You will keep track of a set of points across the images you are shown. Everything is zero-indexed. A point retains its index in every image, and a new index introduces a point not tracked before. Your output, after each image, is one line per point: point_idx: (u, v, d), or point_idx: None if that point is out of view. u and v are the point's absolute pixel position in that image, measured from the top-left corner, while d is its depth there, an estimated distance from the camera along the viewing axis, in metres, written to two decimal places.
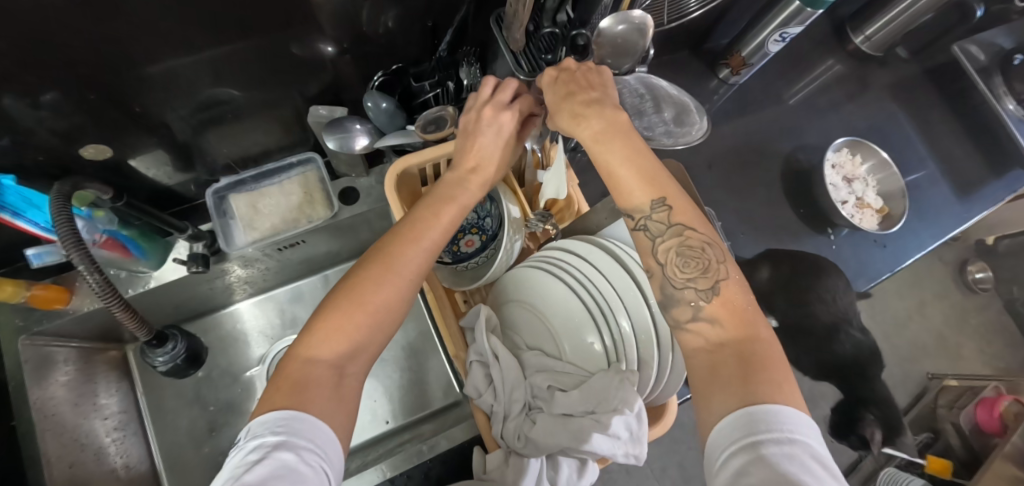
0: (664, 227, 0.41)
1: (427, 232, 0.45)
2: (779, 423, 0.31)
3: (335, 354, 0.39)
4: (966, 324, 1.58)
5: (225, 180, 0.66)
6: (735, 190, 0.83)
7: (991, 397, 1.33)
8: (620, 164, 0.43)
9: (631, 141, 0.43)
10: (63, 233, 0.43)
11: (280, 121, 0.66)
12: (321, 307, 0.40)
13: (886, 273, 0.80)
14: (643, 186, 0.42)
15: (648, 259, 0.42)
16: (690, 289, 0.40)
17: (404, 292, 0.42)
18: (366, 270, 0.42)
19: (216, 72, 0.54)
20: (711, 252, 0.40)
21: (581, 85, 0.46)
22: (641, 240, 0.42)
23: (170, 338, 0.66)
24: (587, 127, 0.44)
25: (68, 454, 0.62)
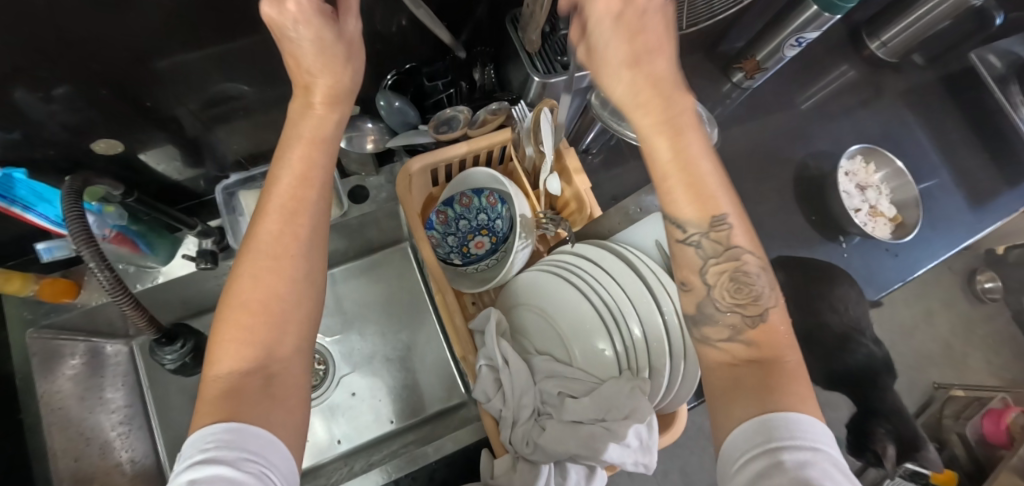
0: (720, 248, 0.38)
1: (286, 188, 0.38)
2: (801, 431, 0.30)
3: (244, 364, 0.35)
4: (973, 334, 1.57)
5: (235, 176, 0.66)
6: (747, 196, 0.82)
7: (997, 409, 1.31)
8: (675, 162, 0.38)
9: (689, 138, 0.38)
10: (74, 228, 0.42)
11: (291, 118, 0.66)
12: (213, 321, 0.37)
13: (897, 283, 0.79)
14: (697, 198, 0.38)
15: (690, 274, 0.40)
16: (736, 314, 0.38)
17: (287, 268, 0.37)
18: (241, 261, 0.37)
19: (227, 67, 0.53)
20: (763, 280, 0.38)
21: (646, 53, 0.38)
22: (689, 256, 0.39)
23: (179, 337, 0.65)
24: (646, 116, 0.38)
25: (73, 448, 0.63)
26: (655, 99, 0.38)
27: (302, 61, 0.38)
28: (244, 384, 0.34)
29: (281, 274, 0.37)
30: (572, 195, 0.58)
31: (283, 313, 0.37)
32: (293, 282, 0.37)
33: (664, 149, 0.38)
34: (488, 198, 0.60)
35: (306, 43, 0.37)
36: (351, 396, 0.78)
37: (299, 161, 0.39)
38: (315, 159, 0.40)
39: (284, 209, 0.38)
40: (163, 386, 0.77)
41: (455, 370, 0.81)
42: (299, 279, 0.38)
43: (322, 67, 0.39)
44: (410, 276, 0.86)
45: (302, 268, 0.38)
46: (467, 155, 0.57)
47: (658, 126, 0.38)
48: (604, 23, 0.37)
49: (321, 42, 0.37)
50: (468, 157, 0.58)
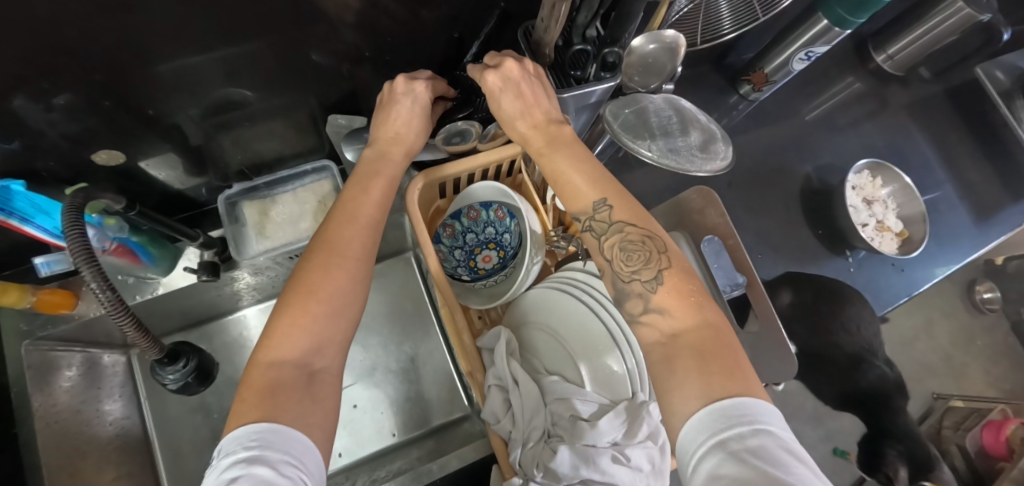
0: (607, 225, 0.42)
1: (363, 208, 0.46)
2: (742, 415, 0.31)
3: (296, 352, 0.38)
4: (973, 345, 1.57)
5: (237, 186, 0.64)
6: (754, 209, 0.81)
7: (997, 420, 1.31)
8: (568, 167, 0.45)
9: (577, 149, 0.46)
10: (73, 245, 0.41)
11: (295, 126, 0.65)
12: (275, 309, 0.40)
13: (903, 297, 0.79)
14: (588, 188, 0.44)
15: (598, 258, 0.44)
16: (637, 281, 0.40)
17: (355, 273, 0.42)
18: (312, 260, 0.42)
19: (233, 75, 0.52)
20: (653, 242, 0.41)
21: (529, 100, 0.47)
22: (587, 240, 0.43)
23: (182, 355, 0.63)
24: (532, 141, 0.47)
25: (68, 463, 0.61)
26: (541, 133, 0.47)
27: (396, 117, 0.50)
28: (287, 378, 0.37)
29: (347, 274, 0.42)
30: None
31: (342, 307, 0.41)
32: (353, 282, 0.42)
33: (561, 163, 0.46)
34: (496, 212, 0.59)
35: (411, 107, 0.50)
36: (353, 408, 0.77)
37: (375, 188, 0.47)
38: (388, 188, 0.48)
39: (352, 222, 0.45)
40: (160, 398, 0.75)
41: (459, 384, 0.80)
42: (358, 282, 0.43)
43: (407, 124, 0.50)
44: (413, 287, 0.85)
45: (361, 272, 0.43)
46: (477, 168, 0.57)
47: (545, 147, 0.46)
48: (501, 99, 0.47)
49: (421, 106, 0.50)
50: (477, 170, 0.58)
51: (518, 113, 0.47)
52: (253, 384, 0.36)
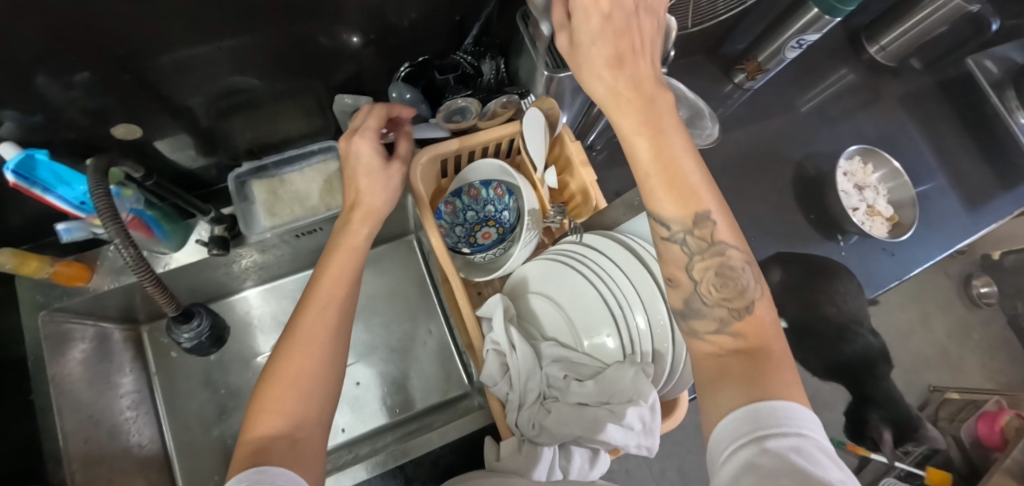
0: (702, 244, 0.39)
1: (328, 289, 0.47)
2: (788, 418, 0.32)
3: (275, 429, 0.40)
4: (969, 338, 1.59)
5: (248, 165, 0.67)
6: (748, 194, 0.83)
7: (992, 411, 1.32)
8: (652, 151, 0.40)
9: (672, 134, 0.40)
10: (102, 209, 0.43)
11: (302, 109, 0.67)
12: (254, 396, 0.42)
13: (894, 281, 0.80)
14: (677, 192, 0.39)
15: (676, 271, 0.41)
16: (723, 308, 0.39)
17: (321, 352, 0.44)
18: (280, 347, 0.44)
19: (243, 64, 0.55)
20: (746, 273, 0.39)
21: (630, 54, 0.41)
22: (675, 253, 0.40)
23: (195, 315, 0.66)
24: (627, 113, 0.40)
25: (83, 430, 0.63)
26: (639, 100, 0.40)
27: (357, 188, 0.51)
28: (271, 446, 0.39)
29: (313, 355, 0.43)
30: (577, 185, 0.60)
31: (311, 385, 0.42)
32: (324, 359, 0.44)
33: (646, 146, 0.40)
34: (494, 192, 0.62)
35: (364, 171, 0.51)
36: (356, 385, 0.80)
37: (337, 264, 0.49)
38: (352, 260, 0.49)
39: (319, 303, 0.46)
40: (169, 373, 0.78)
41: (459, 360, 0.82)
42: (329, 358, 0.44)
43: (367, 188, 0.51)
44: (415, 269, 0.87)
45: (327, 349, 0.44)
46: (476, 146, 0.58)
47: (641, 120, 0.40)
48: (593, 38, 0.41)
49: (372, 165, 0.51)
50: (477, 148, 0.59)
51: (611, 72, 0.41)
52: (242, 455, 0.38)
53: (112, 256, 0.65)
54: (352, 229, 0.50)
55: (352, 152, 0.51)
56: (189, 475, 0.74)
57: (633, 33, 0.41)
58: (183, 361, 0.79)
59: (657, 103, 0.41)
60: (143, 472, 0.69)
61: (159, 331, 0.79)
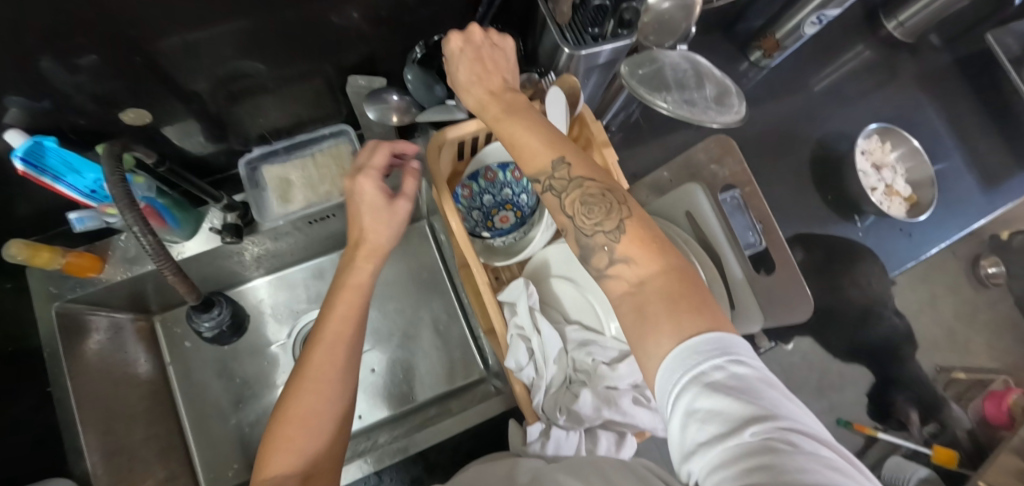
0: (567, 182, 0.42)
1: (336, 328, 0.47)
2: (714, 348, 0.32)
3: (289, 468, 0.41)
4: (977, 319, 1.59)
5: (258, 151, 0.66)
6: (764, 175, 0.82)
7: (998, 391, 1.35)
8: (522, 130, 0.44)
9: (531, 114, 0.45)
10: (117, 194, 0.42)
11: (314, 95, 0.65)
12: (267, 433, 0.43)
13: (911, 262, 0.80)
14: (545, 148, 0.43)
15: (560, 217, 0.43)
16: (600, 234, 0.40)
17: (330, 394, 0.44)
18: (291, 387, 0.45)
19: (252, 49, 0.54)
20: (612, 195, 0.40)
21: (489, 69, 0.48)
22: (550, 201, 0.42)
23: (215, 303, 0.65)
24: (489, 108, 0.46)
25: (102, 420, 0.63)
26: (496, 99, 0.47)
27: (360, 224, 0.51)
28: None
29: (322, 396, 0.44)
30: None
31: (322, 427, 0.43)
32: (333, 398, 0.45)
33: (514, 127, 0.45)
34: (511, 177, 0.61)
35: (365, 210, 0.51)
36: (371, 373, 0.79)
37: (344, 303, 0.48)
38: (359, 298, 0.49)
39: (327, 342, 0.46)
40: (185, 362, 0.78)
41: (473, 346, 0.82)
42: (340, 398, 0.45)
43: (372, 227, 0.50)
44: (428, 255, 0.86)
45: (336, 390, 0.45)
46: (494, 127, 0.56)
47: (500, 110, 0.46)
48: (460, 66, 0.48)
49: (375, 204, 0.50)
50: (495, 129, 0.57)
51: (475, 80, 0.48)
52: None
53: (124, 246, 0.64)
54: (358, 267, 0.50)
55: (356, 191, 0.51)
56: (208, 464, 0.74)
57: (482, 54, 0.48)
58: (197, 351, 0.78)
59: (515, 100, 0.47)
60: (162, 461, 0.69)
61: (171, 321, 0.78)
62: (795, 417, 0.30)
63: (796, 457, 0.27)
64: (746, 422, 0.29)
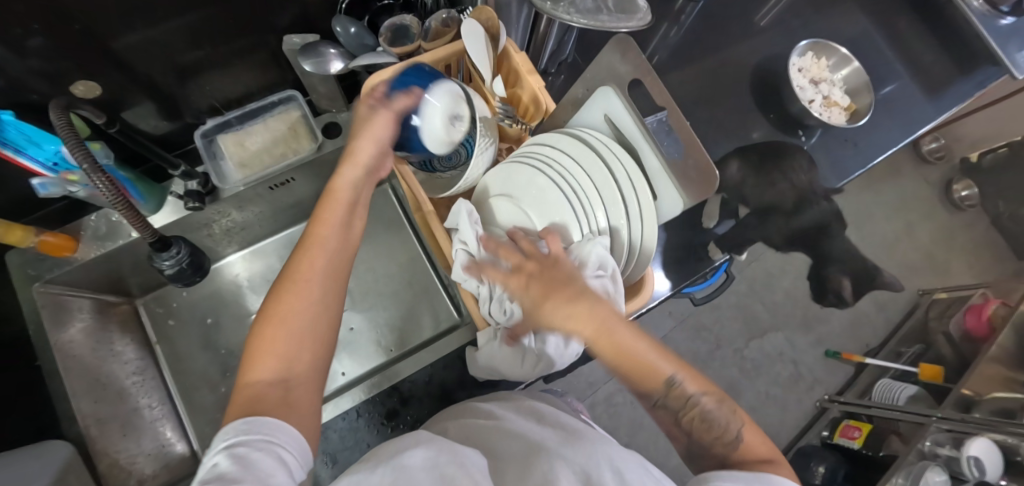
0: (681, 402, 0.41)
1: (323, 233, 0.46)
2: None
3: (269, 375, 0.39)
4: (954, 242, 1.62)
5: (212, 122, 0.69)
6: (706, 103, 0.83)
7: (979, 304, 1.35)
8: (614, 358, 0.42)
9: (625, 331, 0.42)
10: (65, 135, 0.45)
11: (258, 65, 0.68)
12: (245, 342, 0.41)
13: (858, 171, 0.81)
14: (645, 375, 0.41)
15: (672, 428, 0.43)
16: (719, 449, 0.40)
17: (320, 297, 0.43)
18: (273, 292, 0.43)
19: (190, 23, 0.56)
20: (725, 410, 0.41)
21: (557, 284, 0.44)
22: (663, 417, 0.43)
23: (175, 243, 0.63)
24: (582, 326, 0.42)
25: (92, 394, 0.66)
26: (586, 308, 0.42)
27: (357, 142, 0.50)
28: (265, 396, 0.38)
29: (305, 297, 0.42)
30: (528, 94, 0.62)
31: (304, 333, 0.41)
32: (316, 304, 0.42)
33: (605, 351, 0.42)
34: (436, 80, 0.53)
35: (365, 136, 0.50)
36: (350, 331, 0.84)
37: (332, 213, 0.47)
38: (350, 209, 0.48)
39: (311, 248, 0.45)
40: (170, 340, 0.81)
41: (444, 293, 0.86)
42: (326, 306, 0.43)
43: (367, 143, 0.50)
44: (393, 215, 0.90)
45: (321, 293, 0.43)
46: (425, 68, 0.60)
47: (591, 329, 0.42)
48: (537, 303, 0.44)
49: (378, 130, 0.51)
50: None
51: (543, 296, 0.44)
52: (235, 402, 0.38)
53: (94, 225, 0.67)
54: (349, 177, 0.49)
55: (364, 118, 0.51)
56: (200, 431, 0.78)
57: (557, 279, 0.44)
58: (181, 328, 0.82)
59: (602, 305, 0.43)
60: (154, 429, 0.73)
61: (155, 302, 0.82)
62: None
63: None
64: None
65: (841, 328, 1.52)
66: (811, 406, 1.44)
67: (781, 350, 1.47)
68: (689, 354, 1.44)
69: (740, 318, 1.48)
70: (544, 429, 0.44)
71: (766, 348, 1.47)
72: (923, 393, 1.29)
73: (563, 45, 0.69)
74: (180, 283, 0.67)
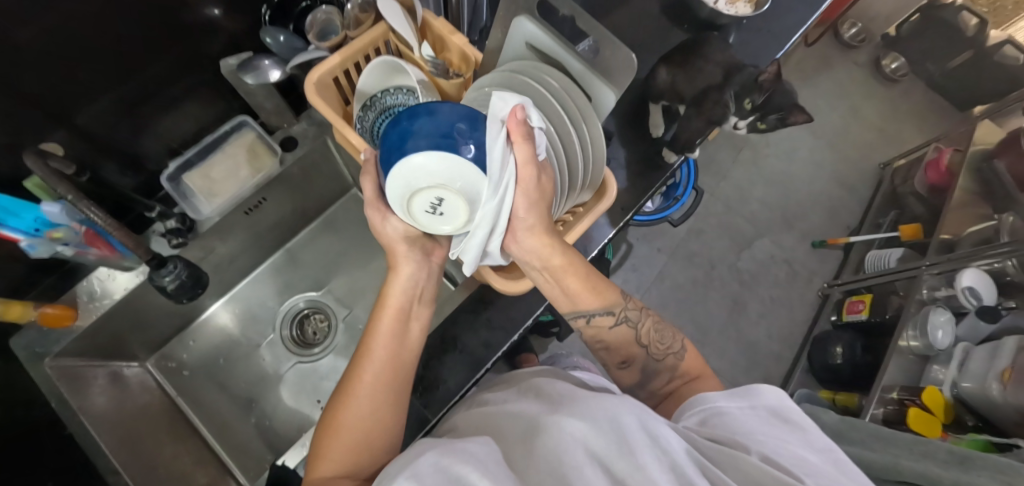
0: (637, 313, 0.59)
1: (382, 344, 0.50)
2: (752, 397, 0.46)
3: (336, 469, 0.46)
4: (899, 111, 1.71)
5: (173, 164, 0.72)
6: (627, 26, 0.88)
7: (934, 158, 1.40)
8: (576, 283, 0.56)
9: (581, 265, 0.56)
10: (39, 168, 0.51)
11: (201, 100, 0.71)
12: (317, 437, 0.49)
13: (777, 53, 0.89)
14: (597, 298, 0.57)
15: (633, 347, 0.59)
16: (668, 358, 0.58)
17: (379, 406, 0.49)
18: (337, 398, 0.50)
19: (135, 72, 0.60)
20: (671, 341, 0.59)
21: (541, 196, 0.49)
22: (626, 332, 0.59)
23: (169, 260, 0.65)
24: (553, 255, 0.53)
25: (130, 450, 0.67)
26: (553, 243, 0.52)
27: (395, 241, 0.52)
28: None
29: (364, 403, 0.48)
30: (456, 53, 0.66)
31: (369, 438, 0.48)
32: (369, 412, 0.48)
33: (571, 280, 0.56)
34: (421, 142, 0.43)
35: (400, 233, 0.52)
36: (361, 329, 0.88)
37: (384, 319, 0.52)
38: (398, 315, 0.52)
39: (364, 357, 0.50)
40: (190, 388, 0.83)
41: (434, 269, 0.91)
42: (379, 415, 0.48)
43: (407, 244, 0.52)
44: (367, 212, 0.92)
45: (377, 402, 0.49)
46: (357, 55, 0.64)
47: (558, 257, 0.53)
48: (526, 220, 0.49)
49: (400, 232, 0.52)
50: (359, 56, 0.65)
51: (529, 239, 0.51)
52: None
53: (87, 288, 0.69)
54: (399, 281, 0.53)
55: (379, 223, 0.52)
56: (244, 464, 0.79)
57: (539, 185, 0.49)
58: (197, 375, 0.84)
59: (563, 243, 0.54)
60: (200, 470, 0.74)
61: (165, 359, 0.83)
62: (782, 438, 0.41)
63: (768, 440, 0.41)
64: (743, 419, 0.44)
65: (820, 218, 1.58)
66: (814, 297, 1.50)
67: (773, 253, 1.53)
68: (688, 282, 1.49)
69: (726, 235, 1.53)
70: (534, 405, 0.48)
71: (757, 256, 1.52)
72: (908, 251, 1.35)
73: (477, 11, 0.74)
74: (183, 299, 0.69)
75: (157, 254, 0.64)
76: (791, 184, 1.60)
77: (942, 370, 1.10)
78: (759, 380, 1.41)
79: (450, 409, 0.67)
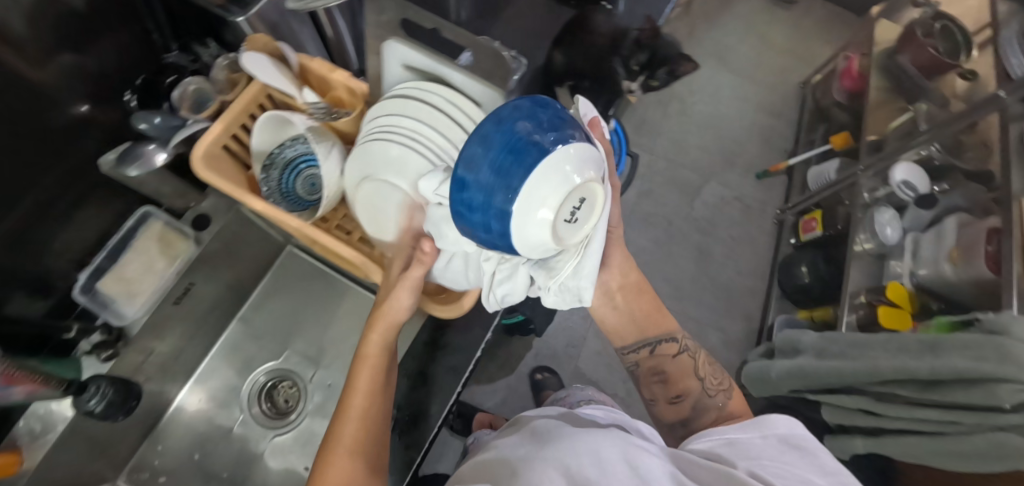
0: (695, 349, 0.68)
1: (359, 400, 0.52)
2: (767, 426, 0.52)
3: None
4: (804, 29, 1.77)
5: (83, 275, 0.67)
6: None
7: (845, 67, 1.49)
8: (643, 305, 0.68)
9: (648, 295, 0.68)
10: None
11: (94, 200, 0.67)
12: None
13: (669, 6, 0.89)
14: (660, 322, 0.67)
15: (689, 380, 0.65)
16: (721, 394, 0.64)
17: (361, 462, 0.51)
18: (321, 458, 0.51)
19: (13, 193, 0.55)
20: (724, 382, 0.66)
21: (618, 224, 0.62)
22: (685, 362, 0.66)
23: (90, 382, 0.62)
24: (631, 275, 0.66)
25: None
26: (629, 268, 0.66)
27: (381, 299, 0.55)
28: None
29: (345, 462, 0.50)
30: (343, 90, 0.64)
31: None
32: (351, 469, 0.50)
33: (642, 302, 0.68)
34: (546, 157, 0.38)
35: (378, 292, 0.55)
36: (330, 386, 0.85)
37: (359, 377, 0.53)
38: (373, 371, 0.54)
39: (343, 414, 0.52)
40: None
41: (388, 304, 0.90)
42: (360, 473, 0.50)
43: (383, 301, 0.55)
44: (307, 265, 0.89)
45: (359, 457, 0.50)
46: (241, 117, 0.62)
47: (632, 277, 0.67)
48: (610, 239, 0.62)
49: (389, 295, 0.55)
50: (244, 118, 0.62)
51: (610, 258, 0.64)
52: None
53: (26, 428, 0.63)
54: (374, 340, 0.55)
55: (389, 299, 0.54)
56: None
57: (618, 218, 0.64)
58: (174, 481, 0.78)
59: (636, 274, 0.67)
60: None
61: (136, 471, 0.79)
62: (793, 464, 0.47)
63: (777, 466, 0.46)
64: (756, 448, 0.50)
65: (757, 149, 1.62)
66: (771, 225, 1.55)
67: (723, 194, 1.56)
68: (650, 243, 1.50)
69: (675, 188, 1.55)
70: (522, 445, 0.50)
71: (709, 200, 1.55)
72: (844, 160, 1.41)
73: (357, 37, 0.74)
74: (122, 414, 0.66)
75: (75, 380, 0.61)
76: (722, 124, 1.64)
77: (899, 264, 1.14)
78: (741, 318, 1.44)
79: (431, 444, 0.67)
